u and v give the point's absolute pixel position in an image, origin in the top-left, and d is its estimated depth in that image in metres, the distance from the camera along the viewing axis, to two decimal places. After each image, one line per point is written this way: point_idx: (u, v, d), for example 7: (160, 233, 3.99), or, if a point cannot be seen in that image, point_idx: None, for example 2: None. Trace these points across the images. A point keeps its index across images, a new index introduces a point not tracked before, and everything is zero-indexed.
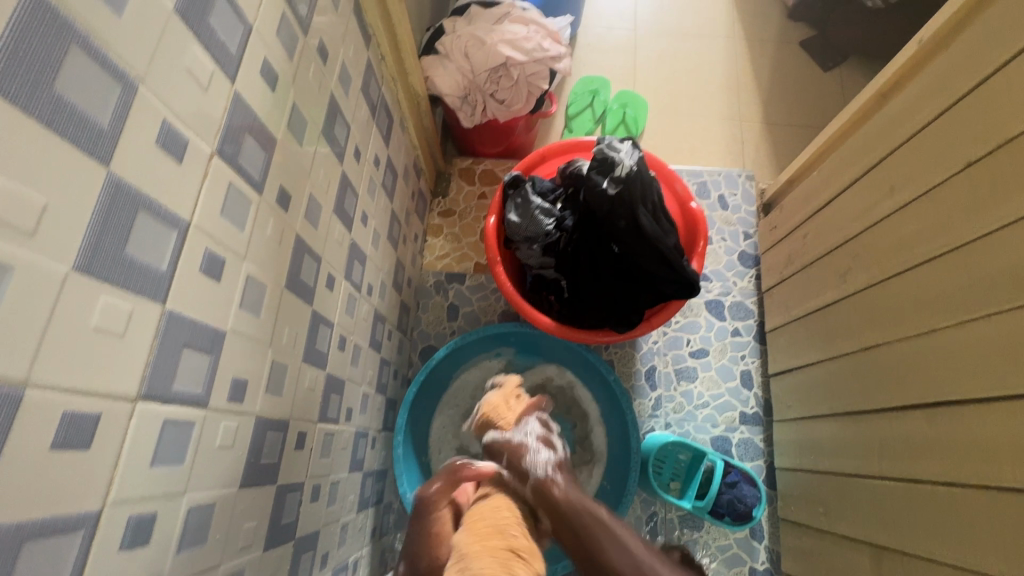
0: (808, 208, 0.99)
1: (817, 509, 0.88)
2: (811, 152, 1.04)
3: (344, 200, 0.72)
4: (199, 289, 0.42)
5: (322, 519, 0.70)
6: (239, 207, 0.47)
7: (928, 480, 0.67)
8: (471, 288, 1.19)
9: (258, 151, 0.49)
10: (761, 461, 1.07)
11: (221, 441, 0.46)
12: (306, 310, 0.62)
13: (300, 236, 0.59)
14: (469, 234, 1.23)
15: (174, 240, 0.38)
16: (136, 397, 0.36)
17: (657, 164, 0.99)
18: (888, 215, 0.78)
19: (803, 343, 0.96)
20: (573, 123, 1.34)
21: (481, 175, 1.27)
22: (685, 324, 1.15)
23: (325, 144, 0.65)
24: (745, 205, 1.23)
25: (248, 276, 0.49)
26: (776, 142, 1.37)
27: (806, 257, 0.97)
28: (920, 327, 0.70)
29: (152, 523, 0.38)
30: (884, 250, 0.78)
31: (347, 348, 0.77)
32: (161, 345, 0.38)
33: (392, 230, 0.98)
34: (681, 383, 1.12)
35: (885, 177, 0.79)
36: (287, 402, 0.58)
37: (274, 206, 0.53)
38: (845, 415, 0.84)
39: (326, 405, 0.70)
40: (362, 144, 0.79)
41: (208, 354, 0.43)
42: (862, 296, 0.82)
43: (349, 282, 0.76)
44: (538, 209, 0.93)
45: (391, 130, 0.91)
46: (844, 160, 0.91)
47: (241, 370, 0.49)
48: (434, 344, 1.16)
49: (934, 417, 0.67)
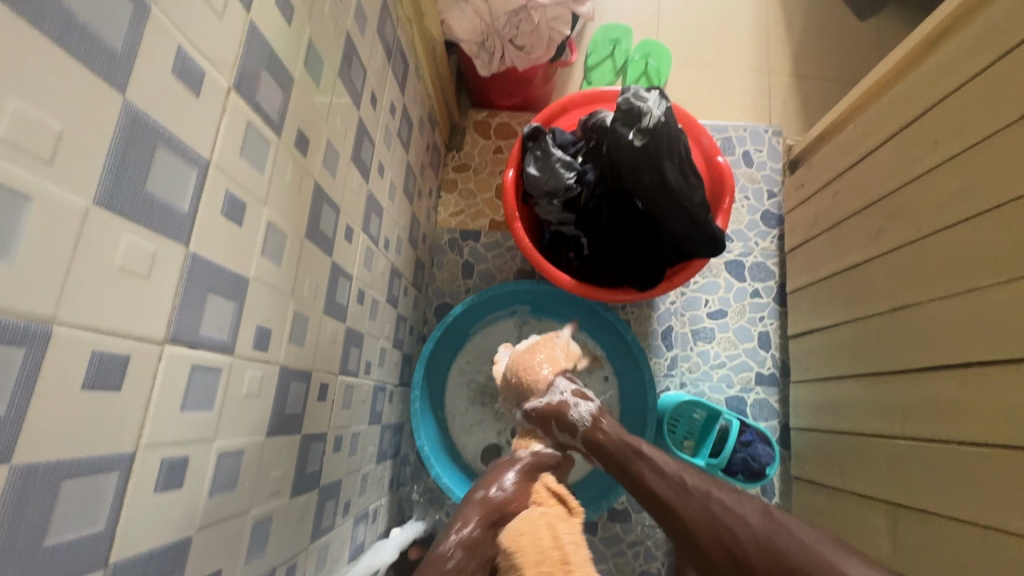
0: (841, 164, 0.95)
1: (832, 468, 0.89)
2: (846, 106, 0.98)
3: (361, 149, 0.70)
4: (221, 233, 0.40)
5: (343, 469, 0.71)
6: (258, 149, 0.44)
7: (955, 440, 0.66)
8: (486, 246, 1.17)
9: (275, 90, 0.47)
10: (776, 421, 1.07)
11: (248, 389, 0.45)
12: (325, 262, 0.60)
13: (318, 184, 0.57)
14: (484, 190, 1.20)
15: (195, 179, 0.36)
16: (163, 341, 0.35)
17: (683, 116, 0.95)
18: (929, 171, 0.74)
19: (826, 303, 0.94)
20: (593, 74, 1.28)
21: (496, 129, 1.23)
22: (704, 284, 1.13)
23: (341, 88, 0.61)
24: (771, 162, 1.19)
25: (269, 223, 0.47)
26: (806, 96, 1.31)
27: (834, 215, 0.94)
28: (957, 287, 0.68)
29: (185, 467, 0.38)
30: (922, 208, 0.75)
31: (365, 303, 0.76)
32: (186, 289, 0.36)
33: (407, 183, 0.95)
34: (697, 343, 1.11)
35: (929, 130, 0.75)
36: (309, 354, 0.58)
37: (293, 150, 0.51)
38: (867, 376, 0.83)
39: (346, 358, 0.70)
40: (378, 90, 0.75)
41: (233, 301, 0.42)
42: (894, 256, 0.79)
43: (366, 235, 0.74)
44: (558, 162, 0.90)
45: (406, 77, 0.87)
46: (883, 114, 0.86)
47: (264, 319, 0.48)
48: (449, 301, 1.15)
49: (965, 379, 0.66)
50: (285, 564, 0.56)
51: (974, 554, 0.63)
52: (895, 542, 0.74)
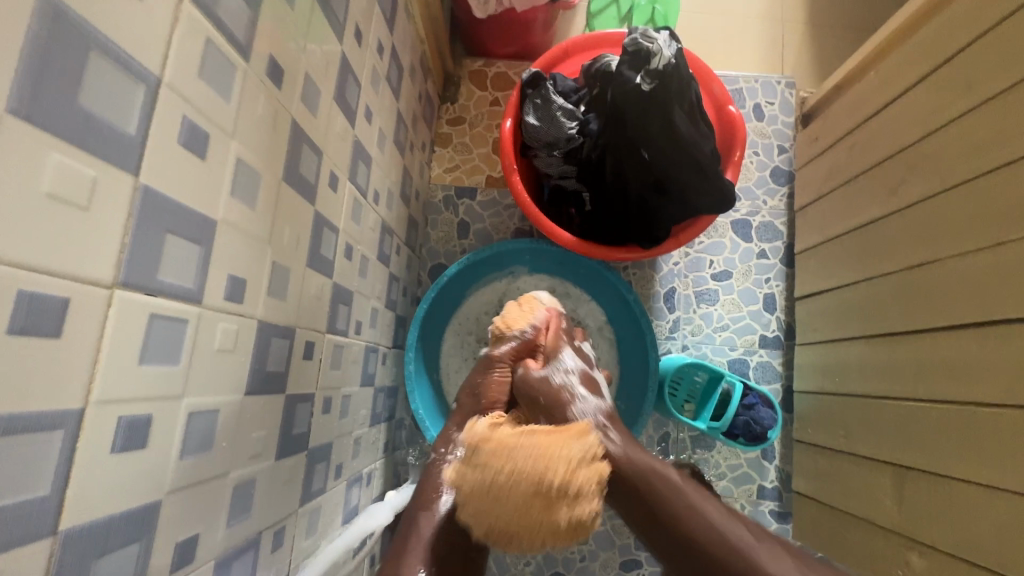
0: (859, 115, 0.89)
1: (836, 431, 0.87)
2: (867, 52, 0.92)
3: (345, 90, 0.64)
4: (180, 165, 0.35)
5: (334, 432, 0.68)
6: (222, 73, 0.39)
7: (971, 401, 0.64)
8: (482, 204, 1.12)
9: (241, 6, 0.41)
10: (778, 384, 1.05)
11: (220, 343, 0.41)
12: (307, 210, 0.55)
13: (297, 122, 0.52)
14: (480, 145, 1.14)
15: (143, 99, 0.31)
16: (113, 284, 0.30)
17: (694, 61, 0.88)
18: (959, 117, 0.69)
19: (838, 263, 0.90)
20: (596, 20, 1.20)
21: (493, 79, 1.16)
22: (709, 244, 1.08)
23: (321, 15, 0.55)
24: (783, 115, 1.12)
25: (239, 160, 0.42)
26: (822, 45, 1.23)
27: (850, 170, 0.89)
28: (983, 242, 0.64)
29: (149, 427, 0.34)
30: (949, 158, 0.70)
31: (354, 259, 0.72)
32: (139, 227, 0.32)
33: (398, 134, 0.89)
34: (701, 306, 1.07)
35: (961, 73, 0.69)
36: (292, 309, 0.54)
37: (265, 80, 0.45)
38: (878, 337, 0.80)
39: (334, 317, 0.66)
40: (364, 25, 0.68)
41: (198, 245, 0.37)
42: (914, 211, 0.75)
43: (354, 186, 0.69)
44: (560, 111, 0.86)
45: (394, 14, 0.80)
46: (908, 58, 0.80)
47: (238, 269, 0.43)
48: (444, 262, 1.11)
49: (987, 338, 0.63)
50: (273, 528, 0.53)
51: (985, 516, 0.61)
52: (901, 504, 0.73)
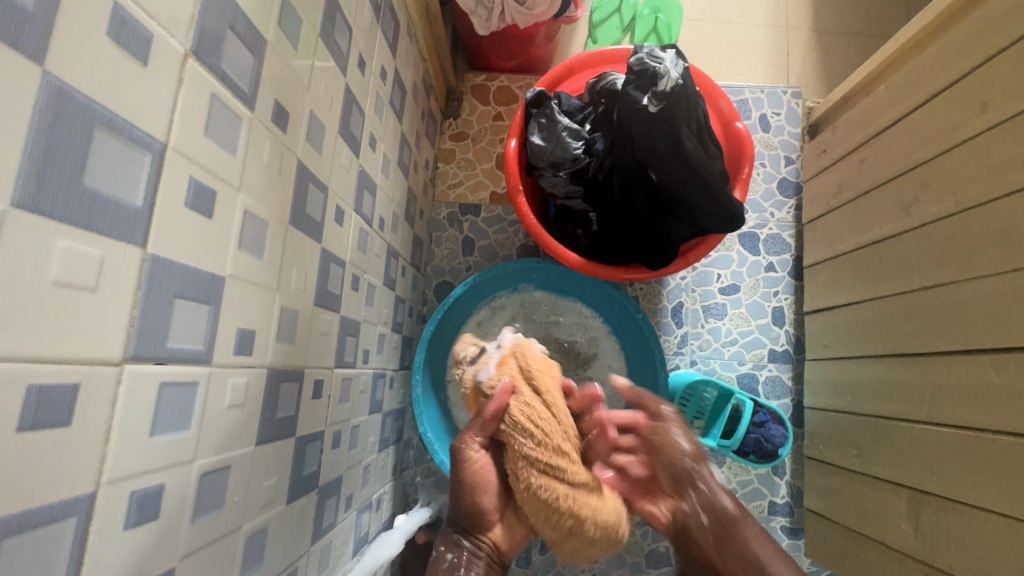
0: (870, 129, 0.88)
1: (849, 450, 0.86)
2: (877, 63, 0.90)
3: (350, 120, 0.63)
4: (187, 228, 0.34)
5: (344, 464, 0.68)
6: (227, 125, 0.38)
7: (990, 428, 0.63)
8: (487, 220, 1.11)
9: (244, 54, 0.40)
10: (788, 399, 1.04)
11: (231, 399, 0.41)
12: (314, 249, 0.54)
13: (302, 162, 0.51)
14: (484, 160, 1.13)
15: (148, 166, 0.31)
16: (122, 361, 0.30)
17: (700, 77, 0.87)
18: (974, 136, 0.68)
19: (849, 279, 0.89)
20: (598, 31, 1.19)
21: (496, 93, 1.15)
22: (717, 258, 1.08)
23: (324, 51, 0.54)
24: (790, 126, 1.11)
25: (245, 211, 0.41)
26: (827, 52, 1.22)
27: (861, 184, 0.88)
28: (1000, 266, 0.63)
29: (160, 497, 0.33)
30: (964, 177, 0.68)
31: (360, 288, 0.71)
32: (147, 297, 0.31)
33: (402, 156, 0.88)
34: (709, 320, 1.06)
35: (976, 91, 0.68)
36: (300, 350, 0.53)
37: (270, 125, 0.44)
38: (891, 356, 0.79)
39: (342, 349, 0.65)
40: (367, 53, 0.68)
41: (206, 305, 0.37)
42: (927, 230, 0.74)
43: (360, 215, 0.69)
44: (565, 130, 0.84)
45: (397, 37, 0.79)
46: (918, 74, 0.79)
47: (247, 321, 0.43)
48: (449, 280, 1.10)
49: (1004, 363, 0.62)
50: (285, 572, 0.53)
51: (1006, 546, 0.60)
52: (917, 528, 0.72)
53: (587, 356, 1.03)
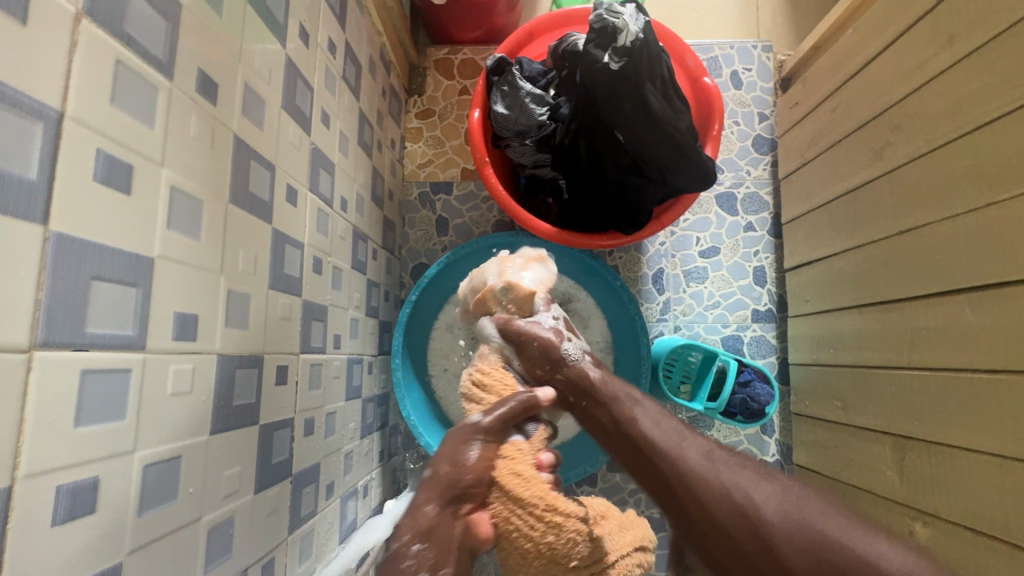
0: (840, 76, 0.86)
1: (834, 402, 0.86)
2: (844, 8, 0.88)
3: (295, 95, 0.60)
4: (100, 203, 0.32)
5: (320, 452, 0.66)
6: (140, 96, 0.36)
7: (969, 367, 0.62)
8: (459, 198, 1.09)
9: (155, 18, 0.37)
10: (773, 358, 1.04)
11: (174, 386, 0.39)
12: (263, 229, 0.52)
13: (240, 137, 0.48)
14: (452, 137, 1.10)
15: (43, 137, 0.29)
16: (31, 347, 0.28)
17: (664, 33, 0.84)
18: (942, 73, 0.66)
19: (827, 231, 0.88)
20: None
21: (460, 66, 1.11)
22: (695, 221, 1.06)
23: (257, 19, 0.51)
24: (761, 81, 1.09)
25: (172, 188, 0.39)
26: (798, 3, 1.19)
27: (834, 134, 0.86)
28: (974, 203, 0.61)
29: (95, 490, 0.32)
30: (934, 115, 0.67)
31: (324, 271, 0.69)
32: (54, 279, 0.29)
33: (363, 134, 0.85)
34: (690, 285, 1.05)
35: (942, 27, 0.66)
36: (256, 335, 0.51)
37: (195, 97, 0.42)
38: (870, 305, 0.78)
39: (308, 335, 0.63)
40: (310, 23, 0.64)
41: (133, 288, 0.35)
42: (899, 174, 0.72)
43: (317, 196, 0.66)
44: (528, 97, 0.82)
45: (345, 8, 0.76)
46: (886, 13, 0.76)
47: (187, 305, 0.40)
48: (425, 262, 1.08)
49: (982, 302, 0.61)
50: (260, 562, 0.51)
51: (988, 483, 0.60)
52: (903, 474, 0.72)
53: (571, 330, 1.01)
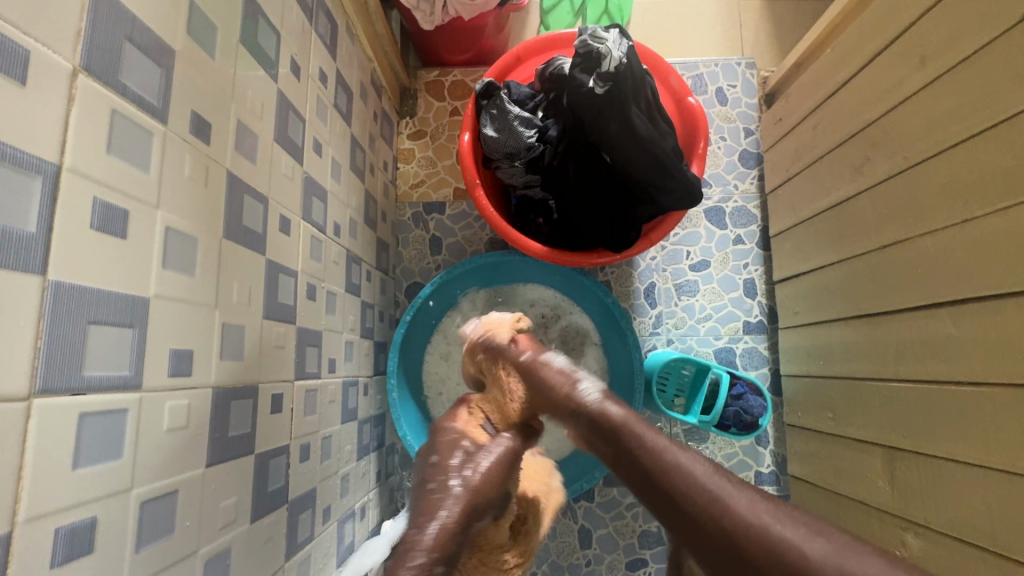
0: (821, 93, 0.88)
1: (825, 413, 0.87)
2: (823, 27, 0.90)
3: (287, 126, 0.61)
4: (97, 250, 0.33)
5: (317, 476, 0.67)
6: (135, 142, 0.37)
7: (954, 380, 0.63)
8: (452, 217, 1.10)
9: (149, 67, 0.39)
10: (766, 369, 1.05)
11: (170, 423, 0.39)
12: (256, 261, 0.53)
13: (233, 173, 0.49)
14: (444, 157, 1.12)
15: (41, 191, 0.30)
16: (29, 395, 0.29)
17: (648, 55, 0.86)
18: (917, 92, 0.68)
19: (813, 245, 0.89)
20: (549, 17, 1.19)
21: (450, 87, 1.13)
22: (684, 236, 1.08)
23: (248, 57, 0.53)
24: (746, 97, 1.11)
25: (166, 228, 0.40)
26: (779, 20, 1.22)
27: (816, 150, 0.88)
28: (951, 218, 0.63)
29: (93, 530, 0.33)
30: (910, 134, 0.69)
31: (318, 297, 0.70)
32: (53, 327, 0.30)
33: (355, 159, 0.86)
34: (682, 298, 1.06)
35: (915, 48, 0.68)
36: (251, 366, 0.52)
37: (189, 138, 0.43)
38: (857, 317, 0.80)
39: (302, 360, 0.64)
40: (301, 56, 0.66)
41: (130, 329, 0.36)
42: (879, 190, 0.74)
43: (310, 223, 0.67)
44: (516, 120, 0.83)
45: (335, 38, 0.77)
46: (862, 33, 0.79)
47: (182, 341, 0.41)
48: (419, 281, 1.09)
49: (963, 316, 0.62)
50: None
51: (976, 494, 0.61)
52: (894, 485, 0.73)
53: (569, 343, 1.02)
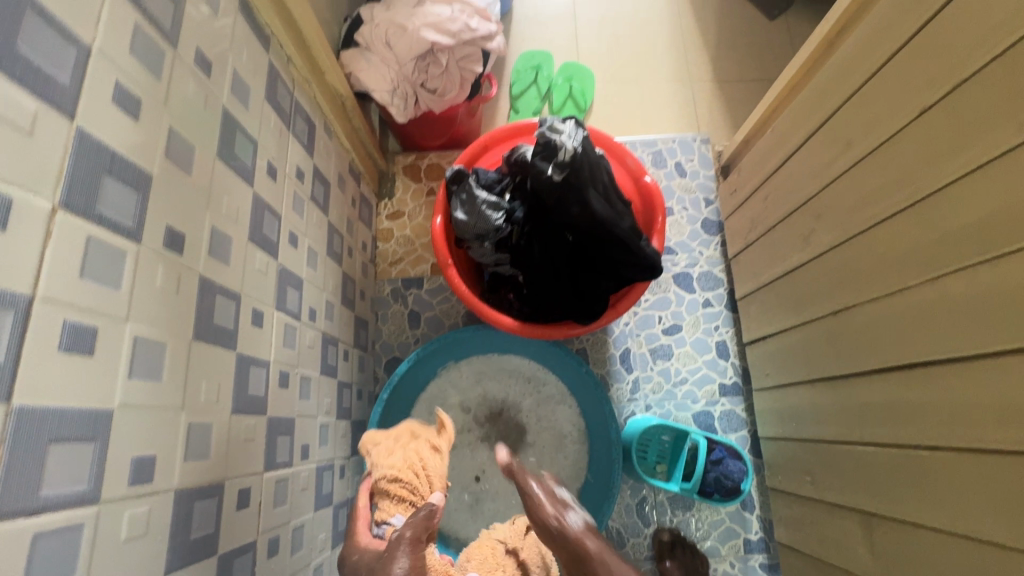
0: (767, 168, 0.95)
1: (804, 477, 0.87)
2: (762, 112, 1.00)
3: (262, 225, 0.65)
4: (64, 370, 0.36)
5: (286, 570, 0.65)
6: (108, 264, 0.40)
7: (914, 446, 0.65)
8: (430, 292, 1.13)
9: (127, 193, 0.42)
10: (745, 431, 1.05)
11: (128, 532, 0.40)
12: (226, 357, 0.55)
13: (206, 277, 0.53)
14: (421, 235, 1.17)
15: (11, 322, 0.32)
16: None
17: (605, 141, 0.93)
18: (846, 172, 0.74)
19: (774, 308, 0.93)
20: (518, 103, 1.29)
21: (427, 170, 1.20)
22: (655, 301, 1.11)
23: (224, 167, 0.57)
24: (703, 170, 1.19)
25: (135, 338, 0.42)
26: (729, 99, 1.33)
27: (768, 220, 0.94)
28: (889, 288, 0.67)
29: None
30: (843, 209, 0.74)
31: (291, 384, 0.71)
32: (14, 452, 0.32)
33: (332, 244, 0.91)
34: (657, 362, 1.09)
35: (839, 134, 0.75)
36: (218, 462, 0.52)
37: (163, 251, 0.46)
38: (820, 381, 0.82)
39: (273, 451, 0.64)
40: (278, 158, 0.71)
41: (91, 443, 0.37)
42: (825, 260, 0.79)
43: (284, 311, 0.70)
44: (485, 204, 0.86)
45: (313, 138, 0.84)
46: (794, 117, 0.87)
47: (145, 447, 0.43)
48: (399, 356, 1.11)
49: (912, 380, 0.64)
50: None
51: (948, 563, 0.61)
52: (875, 553, 0.72)
53: (537, 430, 1.02)
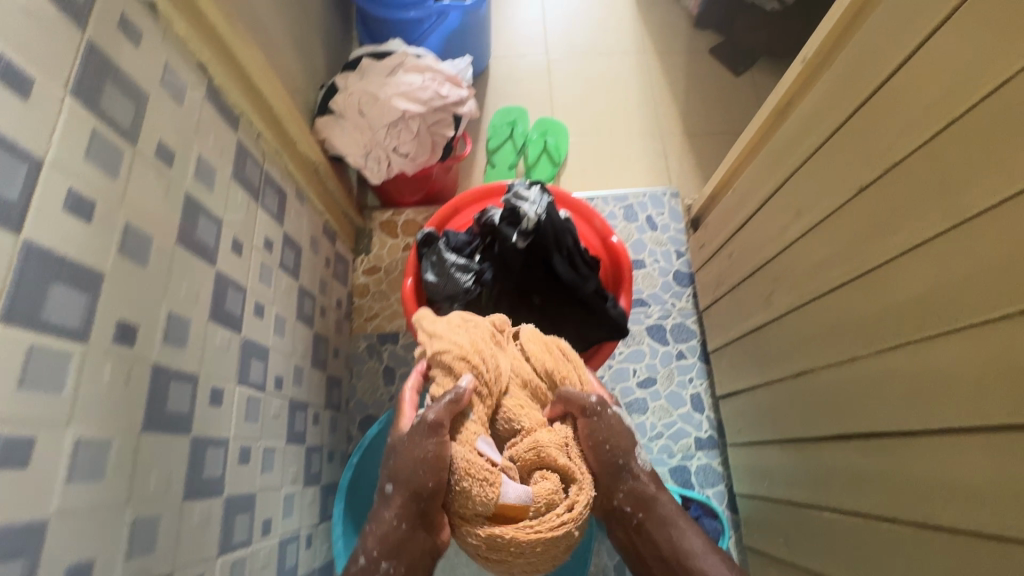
0: (730, 227, 0.98)
1: (777, 539, 0.86)
2: (725, 171, 1.03)
3: (225, 301, 0.66)
4: None
5: None
6: (49, 371, 0.40)
7: (874, 516, 0.65)
8: (406, 347, 1.14)
9: (75, 295, 0.43)
10: (722, 486, 1.04)
11: None
12: (180, 442, 0.55)
13: (160, 364, 0.53)
14: (396, 290, 1.18)
15: None
16: None
17: (574, 202, 0.96)
18: (799, 239, 0.76)
19: (742, 365, 0.94)
20: (494, 157, 1.32)
21: (403, 226, 1.22)
22: (629, 354, 1.12)
23: (185, 252, 0.59)
24: (674, 223, 1.22)
25: (77, 441, 0.42)
26: (699, 152, 1.37)
27: (734, 277, 0.96)
28: (844, 355, 0.68)
29: None
30: (798, 274, 0.76)
31: (253, 458, 0.70)
32: None
33: (303, 307, 0.91)
34: (632, 416, 1.08)
35: (790, 201, 0.78)
36: (166, 554, 0.52)
37: (113, 347, 0.47)
38: (788, 443, 0.82)
39: (229, 532, 0.63)
40: (245, 232, 0.73)
41: (18, 559, 0.37)
42: (785, 321, 0.80)
43: (247, 384, 0.70)
44: (454, 266, 0.87)
45: (283, 206, 0.85)
46: (752, 180, 0.89)
47: (81, 553, 0.42)
48: (373, 413, 1.10)
49: (870, 449, 0.65)
50: None
51: None
52: None
53: None
